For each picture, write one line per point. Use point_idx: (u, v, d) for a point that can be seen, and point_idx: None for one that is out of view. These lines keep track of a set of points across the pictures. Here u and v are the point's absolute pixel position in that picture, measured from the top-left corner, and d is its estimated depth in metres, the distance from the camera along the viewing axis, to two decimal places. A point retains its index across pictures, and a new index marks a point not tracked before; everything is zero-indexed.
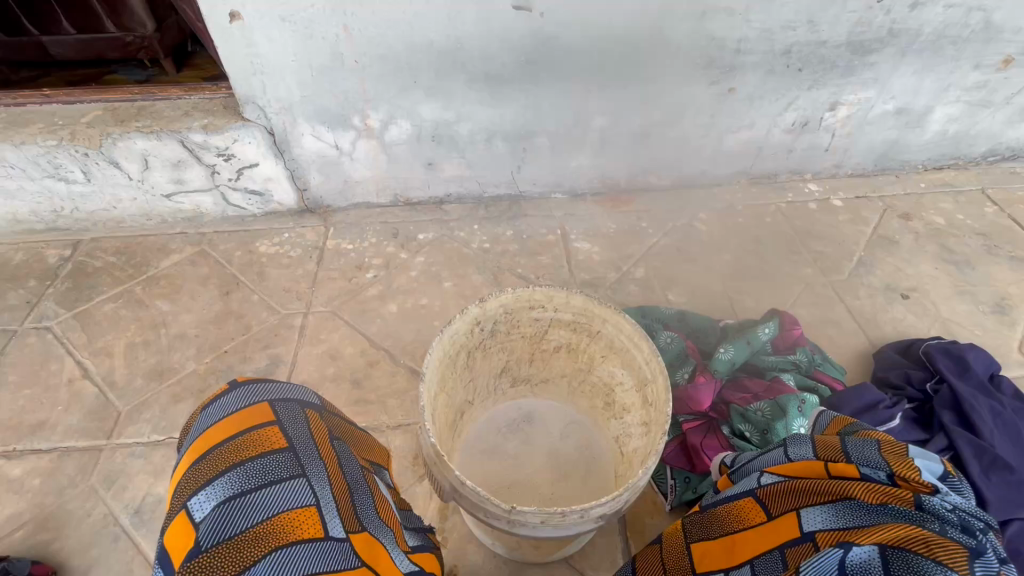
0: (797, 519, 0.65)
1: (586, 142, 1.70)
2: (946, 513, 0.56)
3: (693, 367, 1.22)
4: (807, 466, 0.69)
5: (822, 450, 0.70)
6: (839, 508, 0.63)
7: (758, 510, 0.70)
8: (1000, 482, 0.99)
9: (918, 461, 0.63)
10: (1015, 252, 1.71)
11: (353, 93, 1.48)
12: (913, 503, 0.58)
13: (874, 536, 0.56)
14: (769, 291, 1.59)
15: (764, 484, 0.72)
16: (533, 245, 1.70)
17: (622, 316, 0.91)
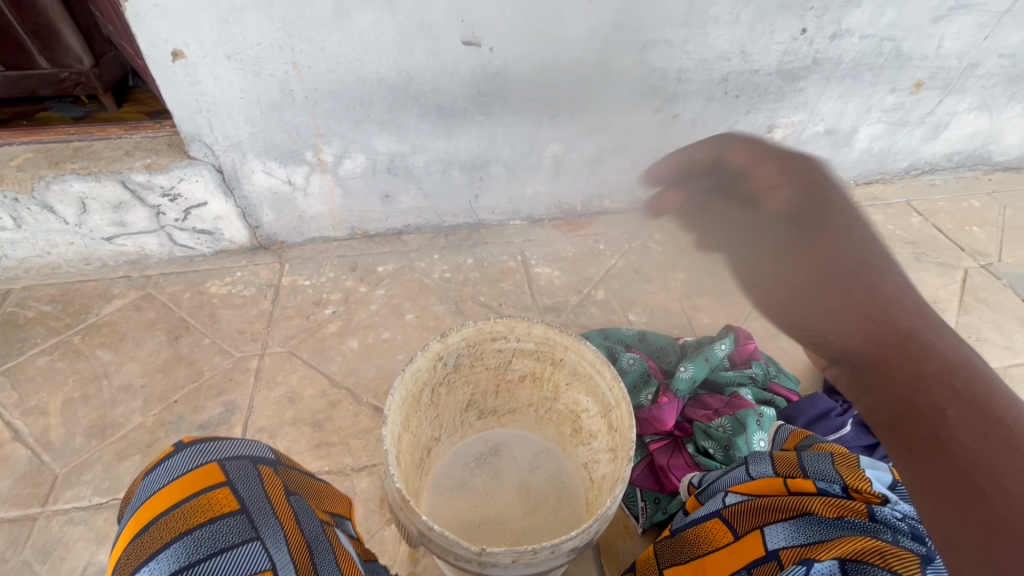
0: (762, 536, 0.66)
1: (541, 169, 1.74)
2: (897, 522, 0.59)
3: (657, 387, 1.24)
4: (767, 484, 0.71)
5: (781, 466, 0.73)
6: (800, 524, 0.65)
7: (724, 530, 0.72)
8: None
9: (869, 471, 0.67)
10: (942, 258, 1.84)
11: (305, 128, 1.47)
12: (868, 512, 0.61)
13: (833, 549, 0.58)
14: (723, 307, 1.65)
15: (729, 503, 0.73)
16: (494, 272, 1.71)
17: (582, 343, 0.92)
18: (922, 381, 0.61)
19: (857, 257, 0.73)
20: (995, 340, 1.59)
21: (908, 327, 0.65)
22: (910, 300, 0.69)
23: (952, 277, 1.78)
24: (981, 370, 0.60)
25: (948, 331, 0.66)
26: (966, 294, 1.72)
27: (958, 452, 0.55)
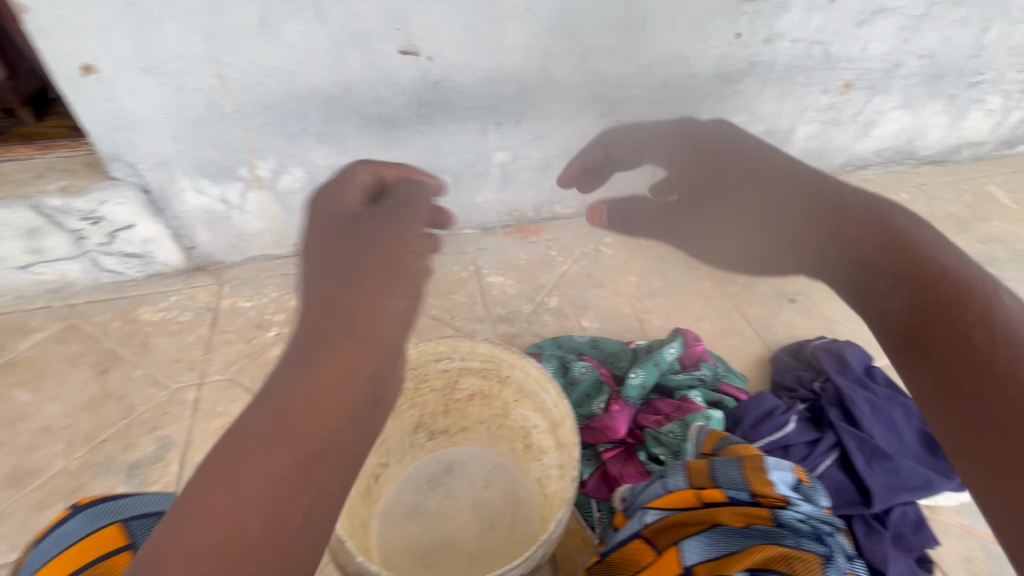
0: (678, 552, 0.70)
1: (489, 177, 1.72)
2: (799, 524, 0.66)
3: (608, 395, 1.24)
4: (682, 498, 0.76)
5: (694, 477, 0.78)
6: (713, 536, 0.70)
7: (647, 549, 0.76)
8: (883, 471, 1.07)
9: (774, 472, 0.72)
10: None
11: (237, 143, 1.40)
12: (774, 517, 0.68)
13: (742, 561, 0.64)
14: (674, 308, 1.67)
15: (648, 521, 0.77)
16: (446, 283, 1.68)
17: (527, 360, 0.91)
18: (866, 275, 0.80)
19: (784, 195, 0.91)
20: None
21: (850, 239, 0.82)
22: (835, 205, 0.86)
23: None
24: (897, 243, 0.78)
25: (866, 207, 0.84)
26: None
27: (908, 321, 0.74)
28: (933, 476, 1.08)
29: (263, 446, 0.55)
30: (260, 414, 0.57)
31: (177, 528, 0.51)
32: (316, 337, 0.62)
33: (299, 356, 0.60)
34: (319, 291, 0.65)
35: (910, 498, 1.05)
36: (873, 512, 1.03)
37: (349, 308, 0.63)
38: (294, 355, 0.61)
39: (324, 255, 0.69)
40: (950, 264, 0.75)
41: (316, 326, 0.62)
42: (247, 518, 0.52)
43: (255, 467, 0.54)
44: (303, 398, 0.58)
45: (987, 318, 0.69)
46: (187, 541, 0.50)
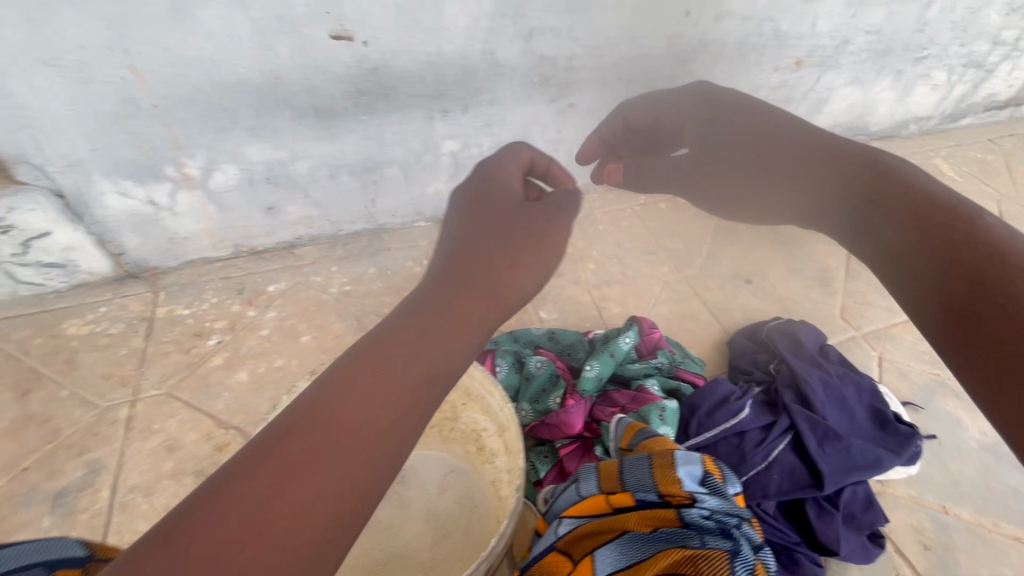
0: (592, 561, 0.68)
1: (439, 167, 1.65)
2: (703, 521, 0.68)
3: (564, 388, 1.21)
4: (594, 504, 0.77)
5: (606, 482, 0.79)
6: (624, 544, 0.69)
7: (563, 561, 0.73)
8: (834, 452, 1.07)
9: (681, 469, 0.75)
10: None
11: (159, 140, 1.29)
12: (681, 517, 0.69)
13: (652, 567, 0.63)
14: (632, 295, 1.65)
15: (562, 533, 0.76)
16: (398, 280, 1.62)
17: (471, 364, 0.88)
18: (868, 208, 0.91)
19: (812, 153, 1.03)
20: (879, 302, 1.67)
21: (877, 169, 0.93)
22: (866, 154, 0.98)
23: None
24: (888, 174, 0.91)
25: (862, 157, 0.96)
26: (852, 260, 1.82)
27: (906, 249, 0.83)
28: (881, 453, 1.09)
29: (379, 368, 0.62)
30: (383, 342, 0.64)
31: (292, 419, 0.58)
32: (455, 285, 0.72)
33: (436, 299, 0.70)
34: (465, 247, 0.77)
35: (859, 477, 1.06)
36: (825, 494, 1.04)
37: (482, 268, 0.74)
38: (434, 296, 0.71)
39: (474, 218, 0.81)
40: (938, 192, 0.85)
41: (456, 273, 0.74)
42: (349, 426, 0.58)
43: (368, 387, 0.60)
44: (425, 335, 0.66)
45: (979, 219, 0.79)
46: (299, 430, 0.56)
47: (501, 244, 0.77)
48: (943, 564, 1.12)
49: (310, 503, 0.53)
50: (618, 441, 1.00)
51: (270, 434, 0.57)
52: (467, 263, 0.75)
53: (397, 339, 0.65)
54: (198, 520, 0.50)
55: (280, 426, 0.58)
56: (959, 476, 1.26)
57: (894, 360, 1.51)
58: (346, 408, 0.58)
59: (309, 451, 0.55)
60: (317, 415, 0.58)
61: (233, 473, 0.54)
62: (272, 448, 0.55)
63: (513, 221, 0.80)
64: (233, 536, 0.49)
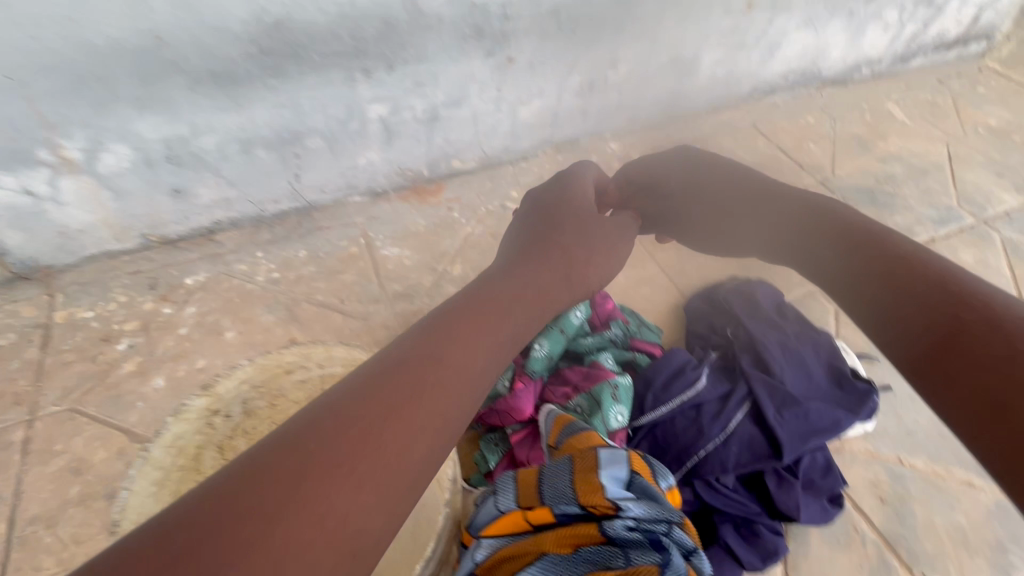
0: None
1: (369, 135, 1.49)
2: (627, 534, 0.76)
3: (514, 370, 1.11)
4: (515, 522, 0.84)
5: (524, 498, 0.86)
6: (550, 566, 0.77)
7: None
8: (792, 417, 1.04)
9: (605, 476, 0.82)
10: (784, 179, 1.86)
11: (24, 120, 1.10)
12: (606, 533, 0.77)
13: None
14: None
15: (485, 557, 0.84)
16: (333, 263, 1.48)
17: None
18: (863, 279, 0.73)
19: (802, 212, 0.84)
20: None
21: (817, 209, 0.84)
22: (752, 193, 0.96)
23: None
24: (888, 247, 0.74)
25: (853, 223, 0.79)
26: None
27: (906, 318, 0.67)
28: (839, 414, 1.07)
29: (445, 353, 0.61)
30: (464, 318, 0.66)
31: (351, 396, 0.55)
32: (522, 268, 0.78)
33: (507, 283, 0.74)
34: (527, 239, 0.85)
35: (818, 442, 1.04)
36: (783, 464, 1.01)
37: (548, 256, 0.82)
38: (502, 279, 0.75)
39: (541, 212, 0.89)
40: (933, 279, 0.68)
41: (522, 262, 0.80)
42: (410, 412, 0.55)
43: (432, 375, 0.58)
44: (487, 319, 0.67)
45: (943, 264, 0.69)
46: (357, 410, 0.53)
47: (561, 240, 0.85)
48: (899, 515, 1.12)
49: (368, 494, 0.49)
50: (546, 434, 0.99)
51: (325, 412, 0.53)
52: (532, 249, 0.82)
53: (463, 324, 0.65)
54: (223, 516, 0.44)
55: (338, 403, 0.54)
56: (914, 425, 1.26)
57: None
58: (397, 401, 0.55)
59: (369, 434, 0.51)
60: (379, 393, 0.55)
61: (282, 452, 0.49)
62: (327, 427, 0.51)
63: (572, 220, 0.89)
64: (288, 517, 0.45)
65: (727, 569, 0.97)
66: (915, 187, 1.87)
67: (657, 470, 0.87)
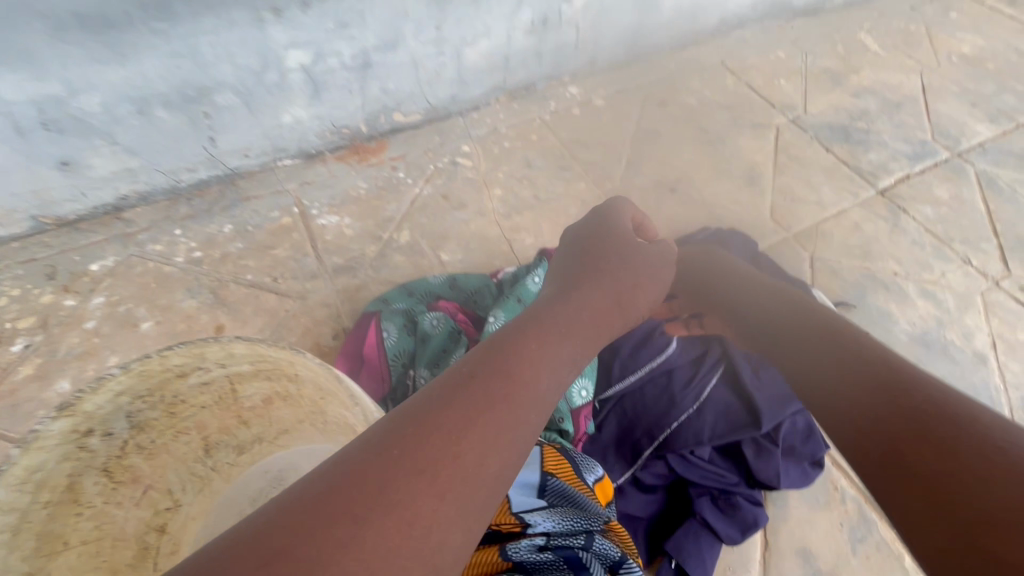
0: None
1: (291, 87, 1.30)
2: (538, 554, 0.68)
3: (467, 345, 1.02)
4: None
5: None
6: None
7: None
8: (765, 380, 0.97)
9: (517, 489, 0.78)
10: (756, 119, 1.73)
11: None
12: (512, 556, 0.68)
13: None
14: (548, 221, 1.43)
15: None
16: (263, 237, 1.32)
17: (296, 355, 0.67)
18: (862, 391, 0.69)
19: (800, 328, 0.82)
20: (807, 197, 1.54)
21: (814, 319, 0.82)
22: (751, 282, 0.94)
23: (766, 137, 1.69)
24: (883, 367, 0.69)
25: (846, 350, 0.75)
26: (781, 153, 1.65)
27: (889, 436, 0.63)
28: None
29: (520, 363, 0.57)
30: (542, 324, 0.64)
31: (435, 397, 0.53)
32: (572, 291, 0.73)
33: (566, 303, 0.70)
34: (574, 261, 0.81)
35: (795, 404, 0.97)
36: (762, 432, 0.94)
37: (599, 280, 0.76)
38: (560, 301, 0.70)
39: (578, 237, 0.86)
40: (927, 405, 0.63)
41: (568, 283, 0.76)
42: (488, 419, 0.52)
43: (509, 386, 0.55)
44: (554, 336, 0.63)
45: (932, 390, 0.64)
46: (437, 414, 0.51)
47: (611, 260, 0.80)
48: None
49: (449, 507, 0.46)
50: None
51: (404, 415, 0.51)
52: (583, 271, 0.78)
53: (533, 336, 0.62)
54: (309, 518, 0.42)
55: (416, 408, 0.52)
56: None
57: (826, 260, 1.41)
58: (484, 401, 0.53)
59: (450, 440, 0.49)
60: (458, 399, 0.52)
61: (366, 455, 0.47)
62: (410, 429, 0.49)
63: (619, 239, 0.85)
64: (377, 523, 0.43)
65: (705, 543, 0.90)
66: (889, 122, 1.77)
67: (581, 466, 0.84)
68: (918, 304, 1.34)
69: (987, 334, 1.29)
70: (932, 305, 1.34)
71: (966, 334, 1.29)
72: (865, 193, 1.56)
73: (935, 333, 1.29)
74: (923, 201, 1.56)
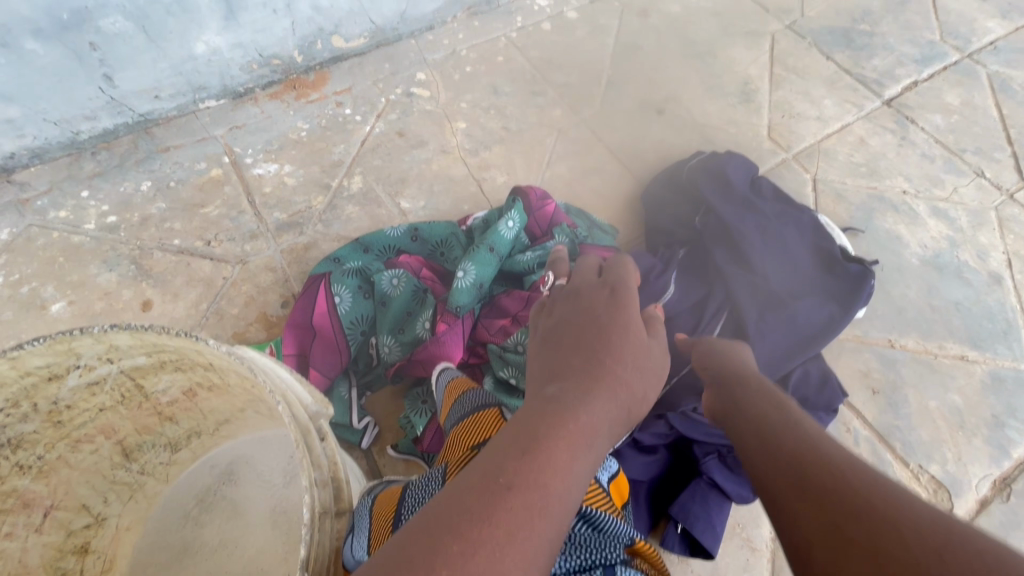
0: None
1: (199, 6, 1.06)
2: None
3: (435, 306, 0.88)
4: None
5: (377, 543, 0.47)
6: None
7: None
8: (773, 324, 0.89)
9: None
10: (748, 27, 1.53)
11: None
12: None
13: None
14: (521, 155, 1.25)
15: None
16: (189, 193, 1.12)
17: (197, 342, 0.49)
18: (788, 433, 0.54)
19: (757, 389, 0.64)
20: (807, 113, 1.38)
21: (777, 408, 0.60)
22: (724, 353, 0.73)
23: (761, 46, 1.50)
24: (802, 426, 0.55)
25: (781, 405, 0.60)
26: (777, 64, 1.46)
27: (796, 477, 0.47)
28: (826, 313, 0.90)
29: (555, 464, 0.41)
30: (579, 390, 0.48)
31: (480, 477, 0.39)
32: (590, 375, 0.50)
33: (588, 400, 0.47)
34: (581, 317, 0.58)
35: (801, 353, 0.89)
36: None
37: (613, 376, 0.51)
38: (581, 394, 0.48)
39: (578, 306, 0.60)
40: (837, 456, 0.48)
41: (573, 371, 0.51)
42: (527, 535, 0.37)
43: (548, 485, 0.40)
44: (584, 443, 0.44)
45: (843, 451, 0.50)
46: (475, 525, 0.36)
47: (634, 327, 0.58)
48: (891, 405, 1.00)
49: None
50: (440, 409, 0.75)
51: (433, 519, 0.36)
52: (592, 341, 0.54)
53: (562, 433, 0.43)
54: None
55: (449, 508, 0.37)
56: (902, 302, 1.11)
57: (829, 181, 1.27)
58: (538, 482, 0.39)
59: (491, 564, 0.35)
60: (500, 500, 0.38)
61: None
62: (453, 545, 0.35)
63: (634, 302, 0.62)
64: None
65: (713, 505, 0.81)
66: (894, 23, 1.58)
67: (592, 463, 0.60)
68: (929, 224, 1.22)
69: (1002, 252, 1.19)
70: (944, 224, 1.23)
71: (981, 254, 1.19)
72: (870, 105, 1.41)
73: (947, 254, 1.18)
74: (932, 110, 1.41)
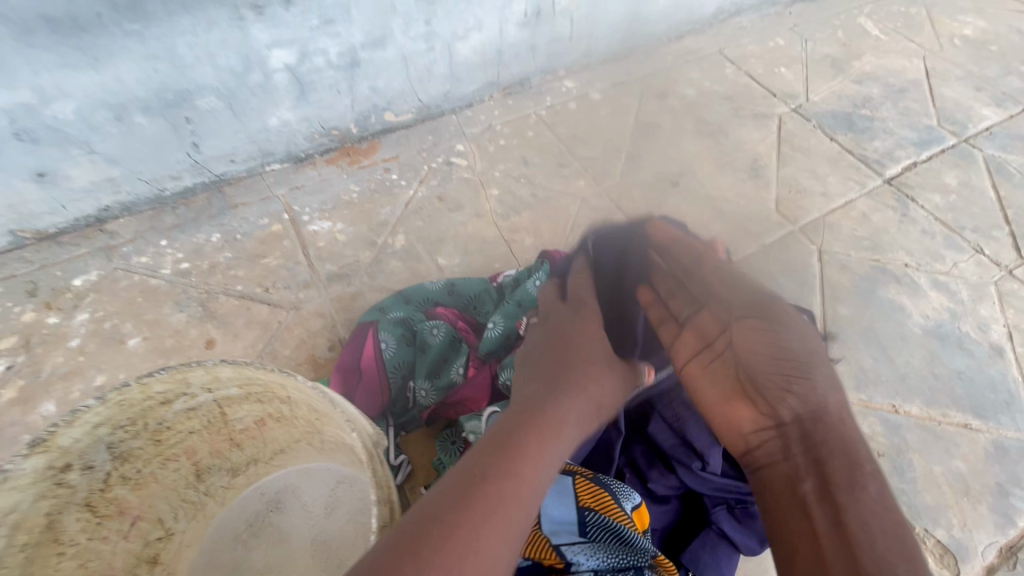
0: None
1: (277, 88, 1.24)
2: None
3: (468, 354, 0.99)
4: None
5: None
6: None
7: None
8: None
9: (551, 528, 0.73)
10: (757, 109, 1.68)
11: None
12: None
13: None
14: (547, 220, 1.38)
15: None
16: (253, 245, 1.27)
17: (287, 377, 0.59)
18: None
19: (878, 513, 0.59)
20: (812, 188, 1.50)
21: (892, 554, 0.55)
22: (817, 419, 0.68)
23: (769, 127, 1.64)
24: None
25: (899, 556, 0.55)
26: (784, 144, 1.60)
27: None
28: None
29: (517, 472, 0.58)
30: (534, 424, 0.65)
31: (459, 486, 0.55)
32: (538, 409, 0.67)
33: (537, 432, 0.64)
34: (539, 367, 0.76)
35: None
36: None
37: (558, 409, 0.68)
38: (535, 414, 0.66)
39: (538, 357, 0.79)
40: None
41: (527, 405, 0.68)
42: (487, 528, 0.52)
43: (503, 489, 0.56)
44: (534, 460, 0.60)
45: None
46: (449, 517, 0.51)
47: (575, 373, 0.75)
48: (897, 469, 1.05)
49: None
50: None
51: (425, 510, 0.52)
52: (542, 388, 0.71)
53: (518, 454, 0.60)
54: None
55: (436, 502, 0.53)
56: (906, 369, 1.17)
57: (834, 252, 1.37)
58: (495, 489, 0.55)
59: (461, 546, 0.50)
60: (470, 498, 0.54)
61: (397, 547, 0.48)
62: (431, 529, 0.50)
63: (577, 350, 0.80)
64: None
65: (723, 556, 0.86)
66: (893, 109, 1.72)
67: (616, 492, 0.75)
68: (931, 296, 1.30)
69: (1003, 325, 1.26)
70: (945, 296, 1.30)
71: (983, 327, 1.25)
72: (872, 184, 1.52)
73: (949, 325, 1.25)
74: (932, 189, 1.52)
